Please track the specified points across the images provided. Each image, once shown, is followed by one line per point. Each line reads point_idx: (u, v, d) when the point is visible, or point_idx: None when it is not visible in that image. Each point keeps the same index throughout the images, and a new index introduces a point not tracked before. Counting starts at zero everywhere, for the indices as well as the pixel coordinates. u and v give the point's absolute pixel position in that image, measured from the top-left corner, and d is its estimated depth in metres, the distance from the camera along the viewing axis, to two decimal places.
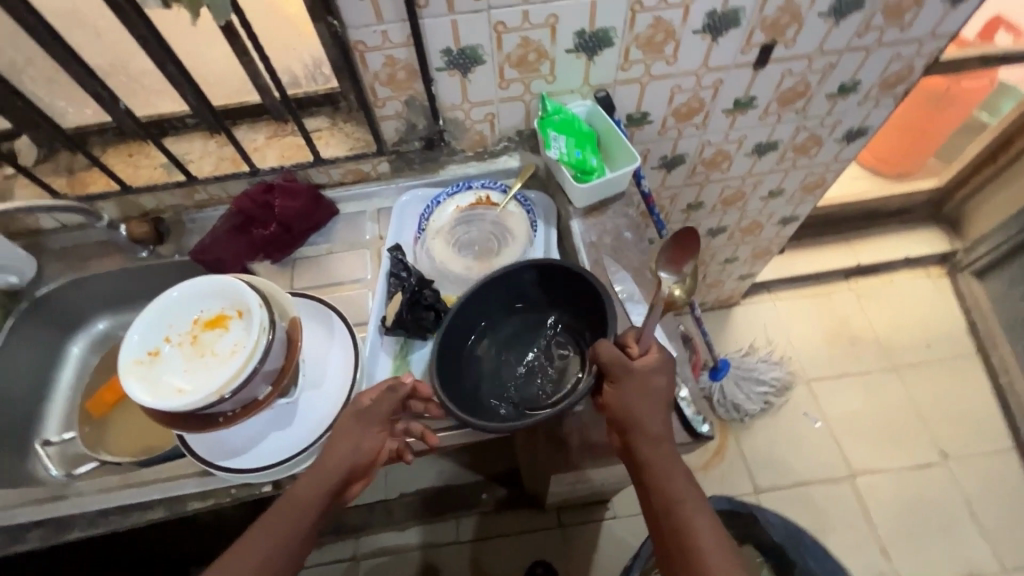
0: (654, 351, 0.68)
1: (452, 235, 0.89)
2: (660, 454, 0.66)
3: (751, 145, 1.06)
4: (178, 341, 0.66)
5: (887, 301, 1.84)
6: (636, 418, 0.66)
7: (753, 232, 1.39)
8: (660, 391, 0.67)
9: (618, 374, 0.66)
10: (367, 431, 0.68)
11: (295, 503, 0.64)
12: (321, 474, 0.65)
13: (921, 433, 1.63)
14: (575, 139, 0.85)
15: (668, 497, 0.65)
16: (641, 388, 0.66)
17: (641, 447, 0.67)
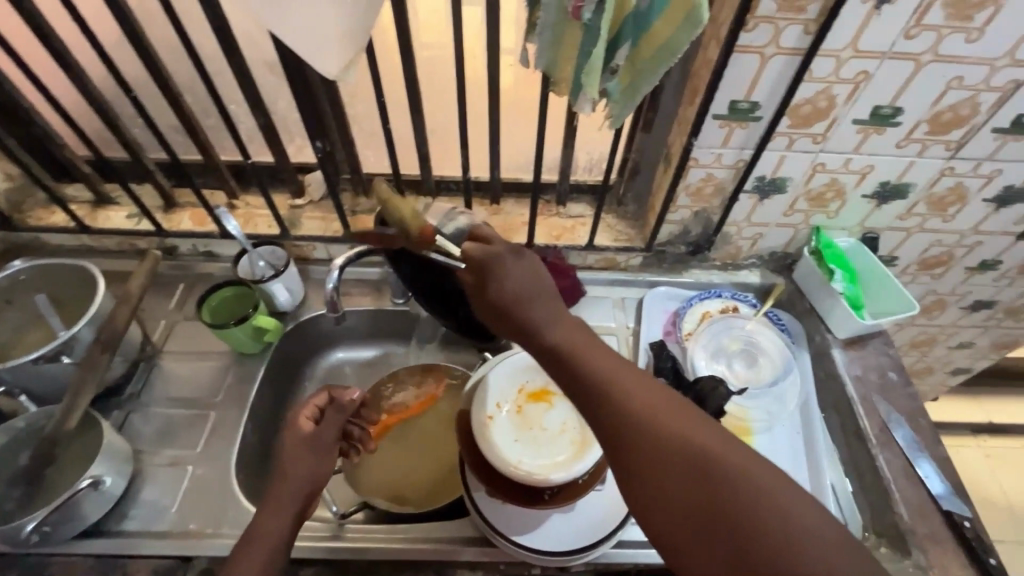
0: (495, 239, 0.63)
1: (713, 342, 0.90)
2: (615, 386, 0.53)
3: (972, 300, 1.08)
4: (508, 410, 0.67)
5: (1019, 466, 1.77)
6: (516, 300, 0.58)
7: (921, 376, 1.38)
8: (533, 279, 0.59)
9: (504, 273, 0.59)
10: (315, 459, 0.65)
11: (263, 532, 0.59)
12: (278, 498, 0.62)
13: None
14: (849, 274, 0.88)
15: (612, 421, 0.52)
16: (517, 271, 0.59)
17: (580, 367, 0.55)
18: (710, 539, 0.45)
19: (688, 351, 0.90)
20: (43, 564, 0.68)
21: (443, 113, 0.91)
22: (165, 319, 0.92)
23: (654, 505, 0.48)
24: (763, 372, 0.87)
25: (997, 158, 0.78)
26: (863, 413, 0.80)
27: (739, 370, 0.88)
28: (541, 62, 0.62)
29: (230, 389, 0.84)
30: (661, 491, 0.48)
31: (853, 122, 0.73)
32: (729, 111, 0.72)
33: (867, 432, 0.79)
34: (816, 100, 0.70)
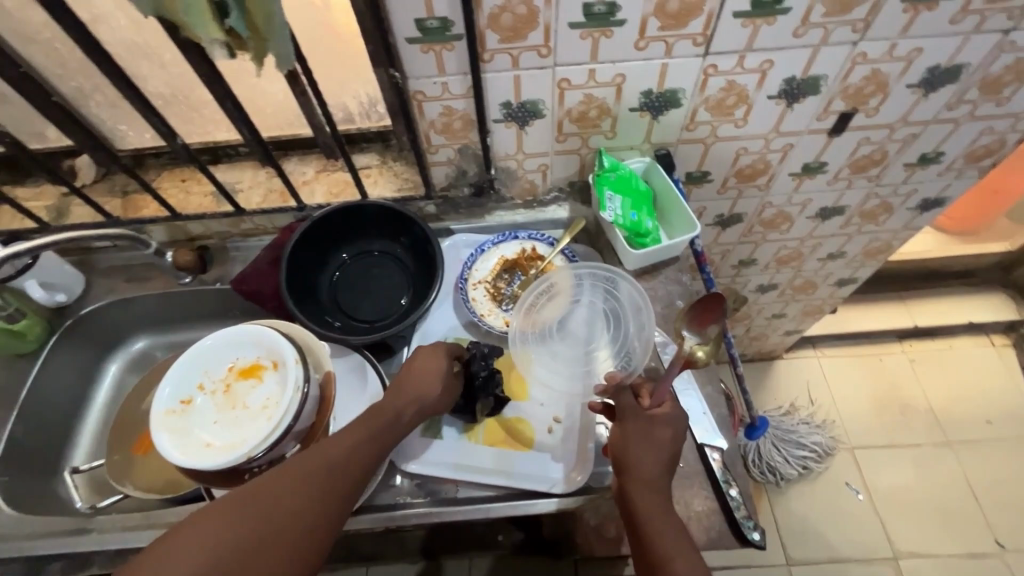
0: (668, 403, 0.64)
1: (550, 306, 0.82)
2: (669, 537, 0.57)
3: (816, 208, 1.00)
4: (211, 391, 0.64)
5: (944, 367, 1.72)
6: (631, 471, 0.61)
7: (806, 290, 1.31)
8: (658, 458, 0.61)
9: (630, 430, 0.63)
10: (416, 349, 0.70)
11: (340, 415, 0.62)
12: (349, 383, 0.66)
13: (975, 517, 1.51)
14: (633, 199, 0.80)
15: (651, 562, 0.56)
16: (644, 432, 0.62)
17: (648, 519, 0.58)
18: None
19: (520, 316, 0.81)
20: None
21: (182, 74, 0.83)
22: None
23: None
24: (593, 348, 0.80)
25: (756, 48, 0.68)
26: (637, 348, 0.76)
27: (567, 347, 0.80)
28: (145, 7, 0.54)
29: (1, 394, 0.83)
30: None
31: (570, 28, 0.64)
32: (420, 32, 0.63)
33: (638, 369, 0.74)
34: (512, 6, 0.61)
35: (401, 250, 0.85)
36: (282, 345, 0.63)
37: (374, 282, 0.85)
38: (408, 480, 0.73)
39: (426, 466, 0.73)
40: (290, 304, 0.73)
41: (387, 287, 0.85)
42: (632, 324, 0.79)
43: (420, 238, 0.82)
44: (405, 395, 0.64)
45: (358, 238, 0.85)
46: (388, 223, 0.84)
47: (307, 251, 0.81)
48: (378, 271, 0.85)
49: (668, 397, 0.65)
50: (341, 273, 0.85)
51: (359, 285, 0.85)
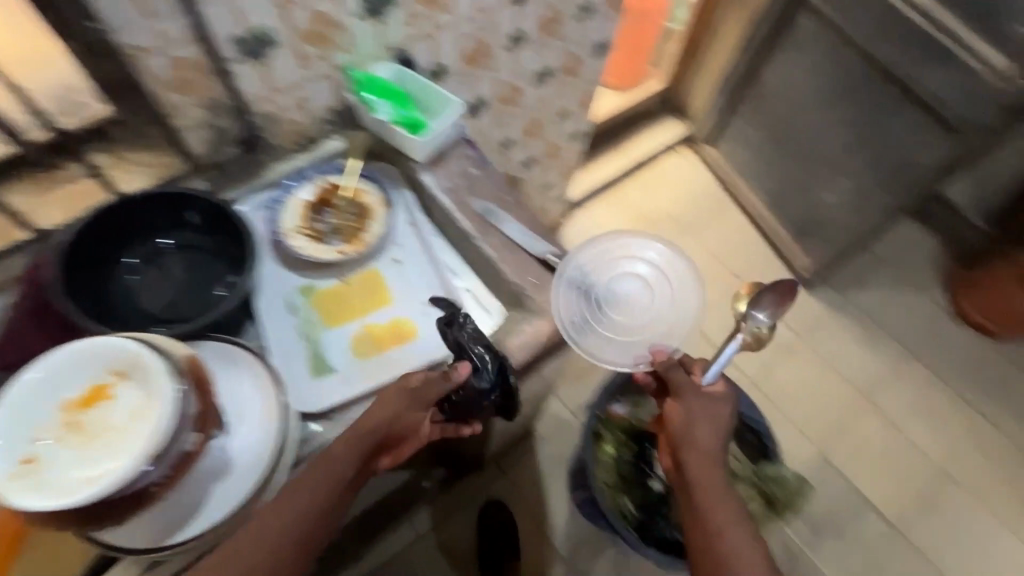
0: (718, 386, 0.92)
1: (599, 270, 1.00)
2: (720, 501, 0.82)
3: (533, 74, 1.21)
4: (57, 435, 0.54)
5: (662, 183, 2.27)
6: (690, 446, 0.87)
7: (556, 154, 1.59)
8: (711, 433, 0.87)
9: (676, 430, 0.89)
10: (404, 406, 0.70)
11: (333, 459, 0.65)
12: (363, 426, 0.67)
13: (719, 270, 2.10)
14: (397, 99, 0.88)
15: (700, 520, 0.81)
16: (700, 409, 0.88)
17: (702, 484, 0.83)
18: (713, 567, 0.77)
19: (579, 287, 0.98)
20: None
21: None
22: None
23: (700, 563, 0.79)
24: (412, 233, 0.88)
25: None
26: (461, 216, 0.86)
27: (595, 338, 0.97)
28: None
29: None
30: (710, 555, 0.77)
31: None
32: None
33: (470, 231, 0.85)
34: None
35: (191, 231, 0.78)
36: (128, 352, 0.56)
37: (179, 275, 0.78)
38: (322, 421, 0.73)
39: (334, 401, 0.73)
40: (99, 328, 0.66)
41: (197, 272, 0.78)
42: (682, 308, 1.01)
43: (208, 209, 0.77)
44: (351, 439, 0.66)
45: (138, 242, 0.77)
46: (161, 210, 0.76)
47: (82, 271, 0.72)
48: (176, 261, 0.78)
49: (713, 378, 0.93)
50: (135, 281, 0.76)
51: (164, 283, 0.77)
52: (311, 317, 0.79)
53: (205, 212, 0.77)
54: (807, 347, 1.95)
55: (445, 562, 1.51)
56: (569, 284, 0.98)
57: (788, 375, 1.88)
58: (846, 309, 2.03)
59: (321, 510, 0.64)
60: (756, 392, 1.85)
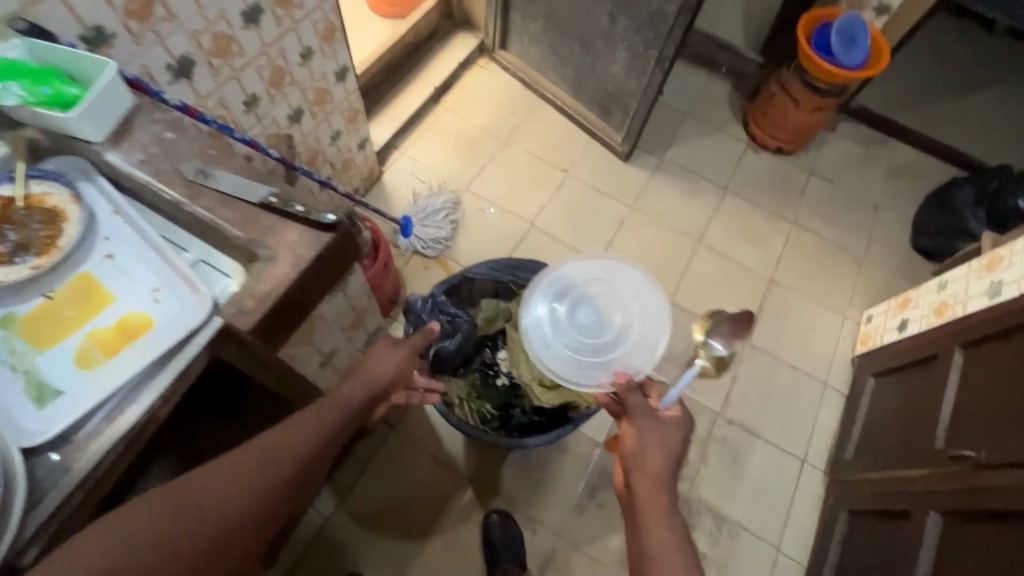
0: (676, 411, 0.97)
1: (572, 291, 1.18)
2: (656, 503, 0.85)
3: (237, 15, 1.09)
4: None
5: (471, 100, 2.23)
6: (641, 458, 0.90)
7: (326, 99, 1.49)
8: (661, 450, 0.91)
9: (631, 425, 0.94)
10: (384, 360, 0.94)
11: (330, 407, 0.81)
12: (344, 388, 0.86)
13: (545, 168, 2.14)
14: (31, 77, 0.77)
15: (642, 509, 0.86)
16: (654, 428, 0.92)
17: (648, 489, 0.87)
18: (653, 566, 0.80)
19: (556, 307, 1.17)
20: None
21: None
22: None
23: (637, 556, 0.83)
24: (117, 221, 0.78)
25: None
26: (163, 186, 0.79)
27: (565, 355, 1.14)
28: None
29: None
30: (645, 556, 0.81)
31: None
32: None
33: (177, 198, 0.78)
34: None
35: None
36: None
37: None
38: (60, 447, 0.66)
39: (67, 420, 0.66)
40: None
41: None
42: (636, 342, 1.14)
43: None
44: (353, 387, 0.87)
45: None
46: None
47: None
48: None
49: (676, 407, 0.98)
50: None
51: None
52: (18, 347, 0.70)
53: None
54: (639, 214, 2.09)
55: (360, 530, 1.50)
56: (541, 323, 1.17)
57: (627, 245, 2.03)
58: (663, 168, 2.18)
59: (313, 446, 0.76)
60: None
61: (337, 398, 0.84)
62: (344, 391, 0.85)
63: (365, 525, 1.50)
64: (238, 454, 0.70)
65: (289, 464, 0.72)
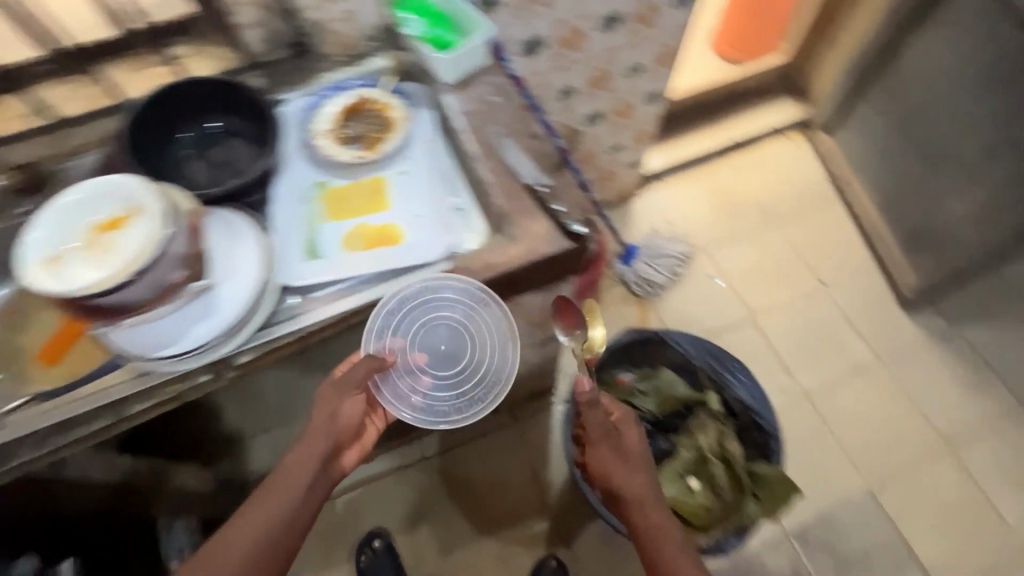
0: (626, 418, 0.90)
1: (431, 335, 0.85)
2: (652, 517, 0.80)
3: (599, 17, 1.17)
4: (76, 244, 0.66)
5: (760, 168, 2.06)
6: (613, 467, 0.85)
7: (628, 112, 1.52)
8: (638, 472, 0.84)
9: (602, 453, 0.87)
10: (344, 401, 0.77)
11: (293, 473, 0.72)
12: (307, 443, 0.74)
13: (802, 269, 1.88)
14: (431, 19, 0.93)
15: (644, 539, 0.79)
16: (619, 453, 0.86)
17: (633, 492, 0.82)
18: None
19: (394, 345, 0.84)
20: None
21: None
22: None
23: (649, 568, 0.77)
24: (424, 149, 0.92)
25: None
26: (469, 139, 0.89)
27: (446, 399, 0.84)
28: None
29: None
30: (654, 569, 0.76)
31: None
32: None
33: (472, 151, 0.88)
34: None
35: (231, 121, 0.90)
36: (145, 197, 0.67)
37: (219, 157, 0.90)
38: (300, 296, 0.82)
39: (316, 281, 0.82)
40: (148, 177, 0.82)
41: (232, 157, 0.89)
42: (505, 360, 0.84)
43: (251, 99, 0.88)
44: (313, 436, 0.74)
45: (182, 114, 0.89)
46: (213, 97, 0.88)
47: (138, 134, 0.85)
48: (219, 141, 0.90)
49: (617, 407, 0.92)
50: (186, 153, 0.89)
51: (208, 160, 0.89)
52: (316, 209, 0.88)
53: (247, 102, 0.88)
54: (886, 372, 1.71)
55: (442, 487, 1.58)
56: (376, 335, 0.82)
57: (853, 397, 1.67)
58: (950, 340, 1.73)
59: (289, 514, 0.70)
60: (810, 407, 1.67)
61: (295, 458, 0.72)
62: (327, 419, 0.76)
63: (449, 485, 1.58)
64: (225, 531, 0.68)
65: (278, 527, 0.69)
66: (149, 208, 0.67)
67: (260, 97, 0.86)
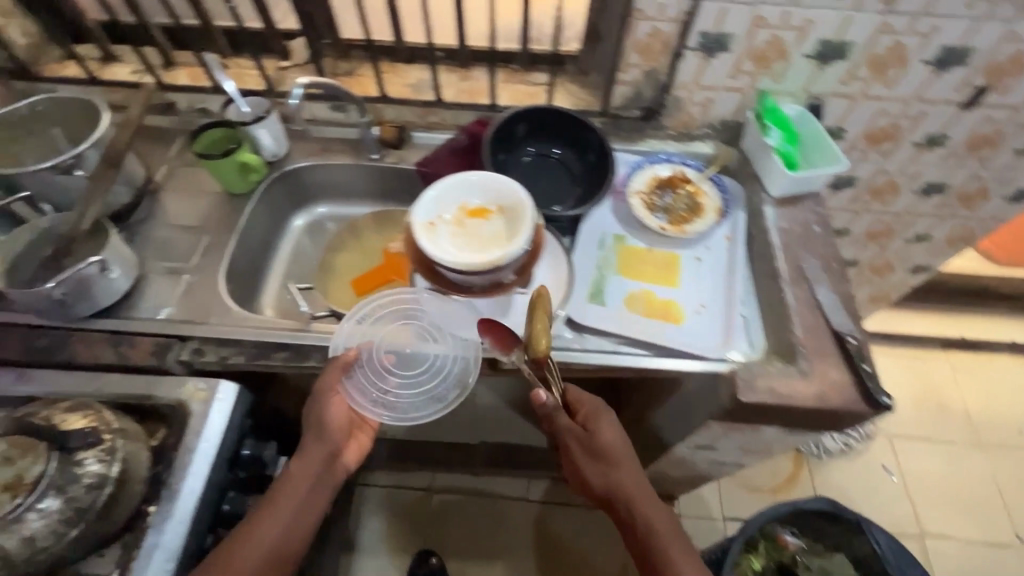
0: (617, 435, 0.81)
1: (388, 344, 0.84)
2: (659, 514, 0.76)
3: (923, 183, 1.12)
4: (449, 223, 0.76)
5: (983, 378, 1.83)
6: (607, 453, 0.79)
7: (882, 272, 1.44)
8: (631, 474, 0.79)
9: (574, 431, 0.81)
10: (329, 407, 0.79)
11: (306, 468, 0.76)
12: (315, 429, 0.79)
13: (997, 509, 1.62)
14: (788, 135, 0.94)
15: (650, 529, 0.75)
16: (611, 429, 0.81)
17: (643, 492, 0.77)
18: None
19: (381, 354, 0.84)
20: (67, 335, 0.81)
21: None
22: (166, 163, 1.02)
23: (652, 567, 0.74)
24: (723, 245, 0.94)
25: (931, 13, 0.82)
26: (781, 257, 0.88)
27: (409, 395, 0.82)
28: None
29: (220, 220, 0.96)
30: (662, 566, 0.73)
31: None
32: None
33: (781, 271, 0.87)
34: None
35: (568, 153, 0.99)
36: (523, 205, 0.74)
37: (547, 179, 0.97)
38: (574, 331, 0.84)
39: (593, 324, 0.84)
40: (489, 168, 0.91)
41: (557, 184, 0.97)
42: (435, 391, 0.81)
43: (598, 145, 0.95)
44: (315, 429, 0.79)
45: (543, 136, 0.99)
46: (567, 130, 0.97)
47: (499, 136, 0.95)
48: (553, 166, 0.98)
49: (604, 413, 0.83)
50: (522, 165, 0.98)
51: (538, 177, 0.97)
52: (609, 258, 0.92)
53: (592, 146, 0.96)
54: None
55: (532, 536, 1.55)
56: (360, 324, 0.85)
57: None
58: None
59: (304, 506, 0.74)
60: None
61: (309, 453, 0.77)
62: (319, 438, 0.78)
63: (538, 538, 1.55)
64: (248, 528, 0.69)
65: (290, 527, 0.72)
66: (524, 216, 0.74)
67: (605, 143, 0.94)
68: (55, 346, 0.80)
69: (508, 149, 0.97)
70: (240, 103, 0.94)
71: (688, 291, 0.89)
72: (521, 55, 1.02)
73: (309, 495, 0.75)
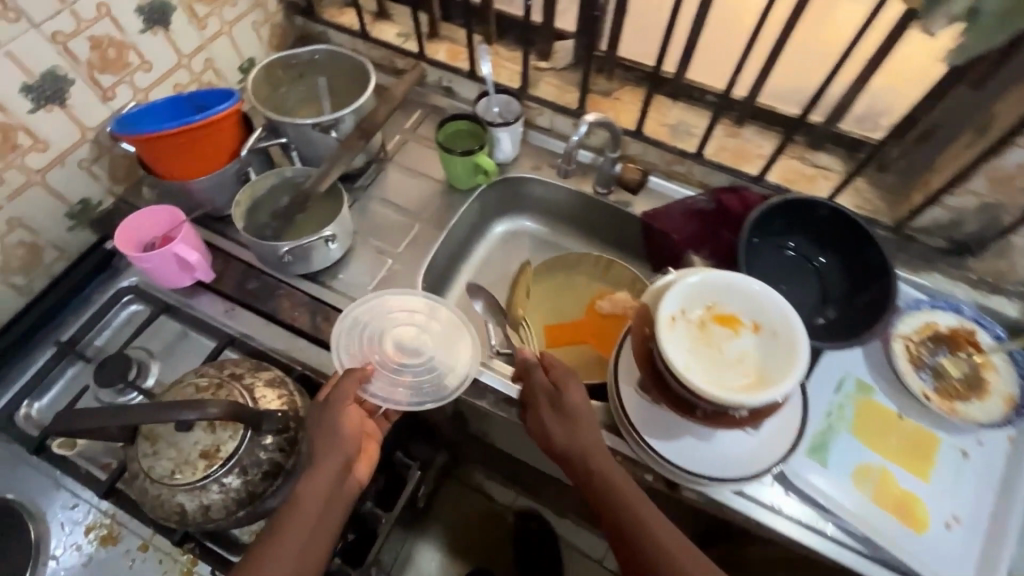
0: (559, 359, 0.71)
1: (369, 335, 0.76)
2: (635, 503, 0.61)
3: None
4: (692, 323, 0.64)
5: None
6: (576, 414, 0.66)
7: None
8: (595, 438, 0.65)
9: (533, 380, 0.70)
10: (337, 408, 0.63)
11: (312, 485, 0.59)
12: (322, 437, 0.61)
13: None
14: None
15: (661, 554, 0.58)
16: (580, 397, 0.67)
17: (604, 466, 0.63)
18: None
19: (364, 345, 0.75)
20: (275, 286, 0.82)
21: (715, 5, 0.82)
22: (400, 134, 1.01)
23: None
24: (1004, 449, 0.73)
25: None
26: None
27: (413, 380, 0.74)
28: None
29: (433, 211, 0.93)
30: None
31: None
32: None
33: None
34: None
35: (833, 265, 0.82)
36: (796, 335, 0.62)
37: (798, 286, 0.82)
38: (780, 488, 0.70)
39: (807, 490, 0.69)
40: (740, 252, 0.78)
41: (807, 296, 0.82)
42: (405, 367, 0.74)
43: (879, 269, 0.77)
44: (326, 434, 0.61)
45: (809, 237, 0.83)
46: (845, 241, 0.81)
47: (761, 223, 0.81)
48: (808, 274, 0.83)
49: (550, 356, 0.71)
50: (775, 260, 0.83)
51: (788, 281, 0.82)
52: (845, 409, 0.75)
53: (870, 268, 0.78)
54: None
55: None
56: (347, 339, 0.75)
57: None
58: None
59: (317, 526, 0.58)
60: None
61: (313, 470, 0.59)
62: (327, 457, 0.60)
63: None
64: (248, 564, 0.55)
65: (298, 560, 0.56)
66: (794, 348, 0.61)
67: (891, 271, 0.76)
68: (264, 291, 0.81)
69: (765, 239, 0.83)
70: (492, 101, 0.92)
71: (938, 493, 0.70)
72: (813, 129, 0.86)
73: (321, 517, 0.58)
